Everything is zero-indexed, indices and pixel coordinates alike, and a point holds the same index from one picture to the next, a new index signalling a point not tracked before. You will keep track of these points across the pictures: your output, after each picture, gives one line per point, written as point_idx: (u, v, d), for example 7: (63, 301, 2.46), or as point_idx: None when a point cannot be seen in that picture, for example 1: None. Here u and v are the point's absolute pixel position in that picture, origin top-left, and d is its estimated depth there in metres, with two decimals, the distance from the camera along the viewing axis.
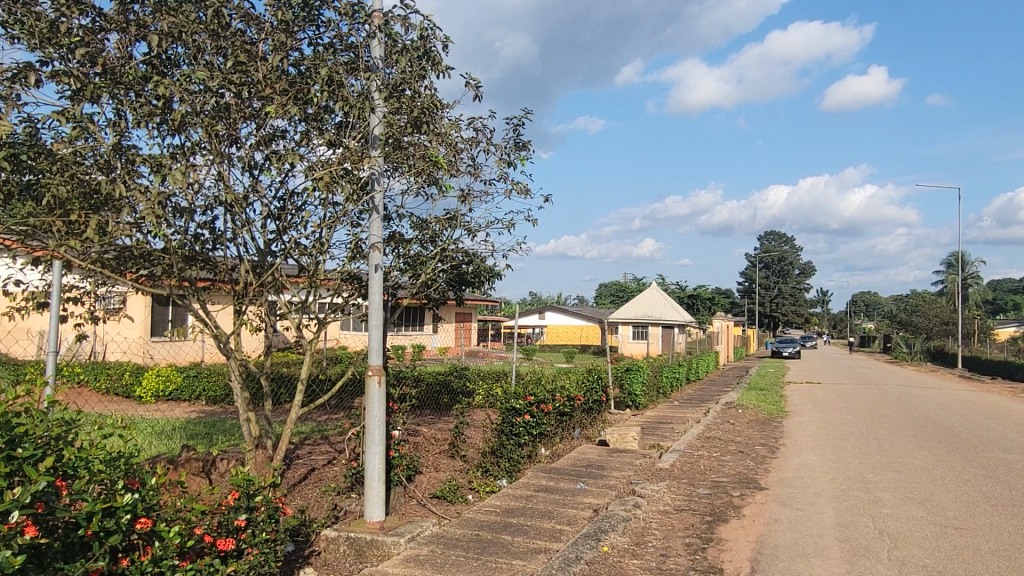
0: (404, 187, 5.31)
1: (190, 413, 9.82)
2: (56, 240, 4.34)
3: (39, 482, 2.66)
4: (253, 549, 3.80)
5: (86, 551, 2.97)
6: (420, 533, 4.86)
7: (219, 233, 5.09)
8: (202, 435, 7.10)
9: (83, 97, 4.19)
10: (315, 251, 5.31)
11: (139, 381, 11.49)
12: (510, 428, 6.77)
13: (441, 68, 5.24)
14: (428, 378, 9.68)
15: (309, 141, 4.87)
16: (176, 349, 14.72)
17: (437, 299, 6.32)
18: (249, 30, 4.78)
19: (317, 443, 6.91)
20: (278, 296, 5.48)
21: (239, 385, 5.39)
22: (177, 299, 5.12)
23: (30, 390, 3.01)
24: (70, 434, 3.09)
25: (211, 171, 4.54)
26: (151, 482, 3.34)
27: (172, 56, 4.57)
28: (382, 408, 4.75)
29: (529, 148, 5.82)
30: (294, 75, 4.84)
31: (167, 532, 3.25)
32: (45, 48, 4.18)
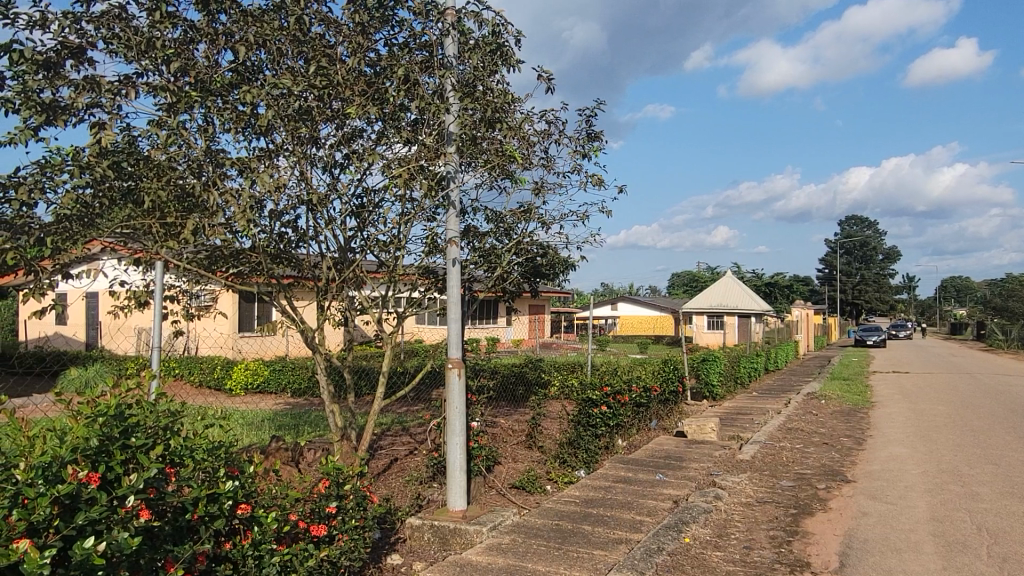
0: (479, 181, 5.38)
1: (278, 404, 10.25)
2: (154, 242, 4.61)
3: (151, 468, 2.84)
4: (344, 534, 3.92)
5: (192, 535, 3.15)
6: (501, 522, 4.95)
7: (303, 232, 5.28)
8: (289, 426, 7.40)
9: (177, 108, 4.42)
10: (394, 247, 5.44)
11: (229, 374, 12.12)
12: (587, 418, 6.79)
13: (513, 62, 5.27)
14: (504, 369, 9.79)
15: (387, 139, 4.98)
16: (261, 343, 15.32)
17: (513, 291, 6.36)
18: (328, 33, 4.93)
19: (397, 434, 7.09)
20: (359, 291, 5.65)
21: (324, 378, 5.58)
22: (265, 296, 5.35)
23: (141, 384, 3.21)
24: (176, 424, 3.27)
25: (294, 172, 4.72)
26: (249, 470, 3.52)
27: (256, 62, 4.74)
28: (462, 399, 4.84)
29: (602, 139, 5.80)
30: (371, 75, 4.95)
31: (265, 518, 3.44)
32: (142, 60, 4.43)
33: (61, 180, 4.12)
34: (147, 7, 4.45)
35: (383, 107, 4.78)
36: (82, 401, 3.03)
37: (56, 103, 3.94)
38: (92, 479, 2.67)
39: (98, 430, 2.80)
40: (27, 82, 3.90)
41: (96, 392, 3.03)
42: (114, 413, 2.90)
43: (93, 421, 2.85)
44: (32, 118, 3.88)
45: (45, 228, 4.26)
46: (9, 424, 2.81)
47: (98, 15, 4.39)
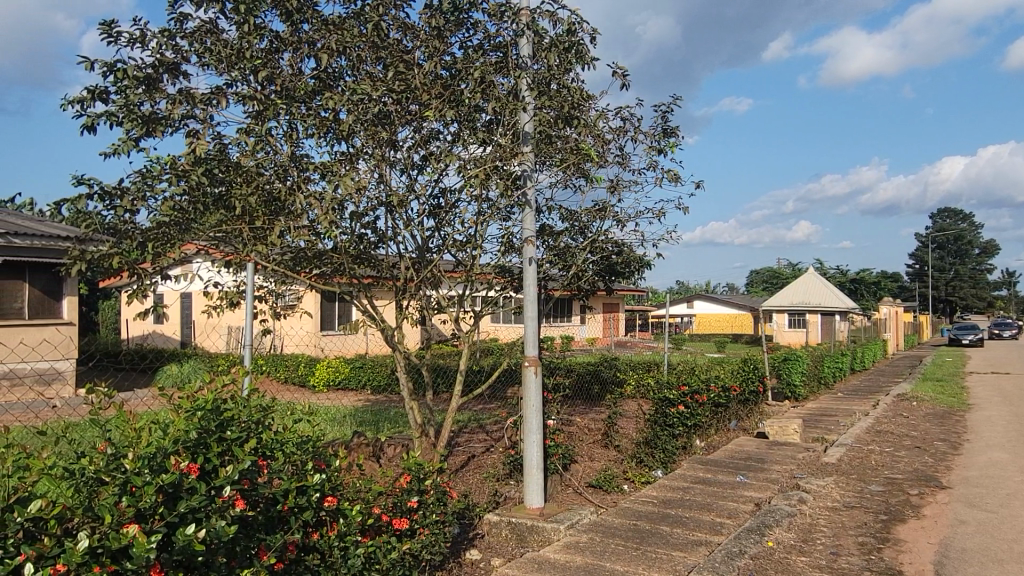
0: (554, 179, 5.38)
1: (359, 401, 10.54)
2: (244, 244, 4.81)
3: (245, 460, 2.98)
4: (425, 529, 3.99)
5: (283, 525, 3.28)
6: (578, 520, 4.95)
7: (382, 233, 5.41)
8: (370, 422, 7.60)
9: (265, 116, 4.60)
10: (470, 246, 5.50)
11: (312, 371, 12.56)
12: (663, 419, 6.68)
13: (587, 60, 5.25)
14: (579, 367, 9.77)
15: (463, 140, 5.04)
16: (343, 342, 15.80)
17: (588, 290, 6.36)
18: (406, 39, 5.03)
19: (473, 431, 7.19)
20: (437, 290, 5.74)
21: (404, 376, 5.71)
22: (347, 296, 5.51)
23: (236, 380, 3.37)
24: (267, 418, 3.41)
25: (374, 174, 4.85)
26: (335, 464, 3.64)
27: (336, 69, 4.89)
28: (539, 397, 4.87)
29: (679, 134, 5.71)
30: (447, 78, 5.03)
31: (350, 511, 3.56)
32: (232, 71, 4.64)
33: (160, 187, 4.36)
34: (236, 20, 4.65)
35: (460, 109, 4.84)
36: (182, 395, 3.19)
37: (155, 115, 4.18)
38: (192, 469, 2.82)
39: (197, 424, 2.96)
40: (128, 96, 4.14)
41: (195, 388, 3.19)
42: (211, 407, 3.05)
43: (193, 414, 3.00)
44: (134, 130, 4.13)
45: (145, 233, 4.51)
46: (118, 417, 2.99)
47: (191, 30, 4.62)
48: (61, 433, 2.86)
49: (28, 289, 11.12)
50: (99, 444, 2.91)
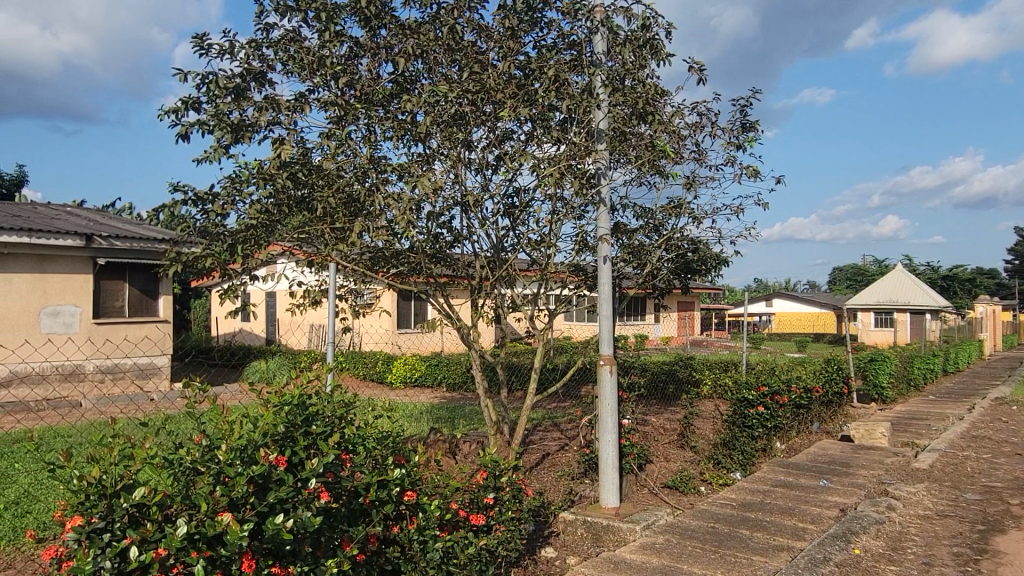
0: (629, 177, 5.34)
1: (434, 398, 10.72)
2: (326, 245, 4.96)
3: (330, 454, 3.09)
4: (501, 525, 4.01)
5: (365, 517, 3.38)
6: (655, 521, 4.90)
7: (458, 232, 5.49)
8: (446, 419, 7.72)
9: (345, 120, 4.73)
10: (545, 245, 5.51)
11: (389, 368, 12.84)
12: (742, 420, 6.56)
13: (663, 55, 5.19)
14: (654, 366, 9.67)
15: (538, 140, 5.05)
16: (418, 340, 16.12)
17: (664, 288, 6.31)
18: (480, 40, 5.09)
19: (547, 429, 7.21)
20: (511, 289, 5.78)
21: (479, 373, 5.77)
22: (424, 295, 5.61)
23: (320, 376, 3.49)
24: (350, 413, 3.52)
25: (450, 175, 4.92)
26: (414, 459, 3.73)
27: (413, 73, 4.98)
28: (614, 397, 4.84)
29: (758, 129, 5.56)
30: (521, 78, 5.05)
31: (428, 505, 3.63)
32: (314, 78, 4.80)
33: (248, 192, 4.56)
34: (318, 29, 4.81)
35: (535, 108, 4.86)
36: (270, 389, 3.32)
37: (243, 122, 4.36)
38: (280, 462, 2.93)
39: (285, 418, 3.07)
40: (219, 105, 4.34)
41: (282, 383, 3.31)
42: (298, 402, 3.16)
43: (281, 409, 3.12)
44: (224, 137, 4.32)
45: (234, 236, 4.72)
46: (212, 410, 3.13)
47: (276, 40, 4.80)
48: (161, 425, 3.02)
49: (128, 288, 11.80)
50: (194, 435, 3.06)
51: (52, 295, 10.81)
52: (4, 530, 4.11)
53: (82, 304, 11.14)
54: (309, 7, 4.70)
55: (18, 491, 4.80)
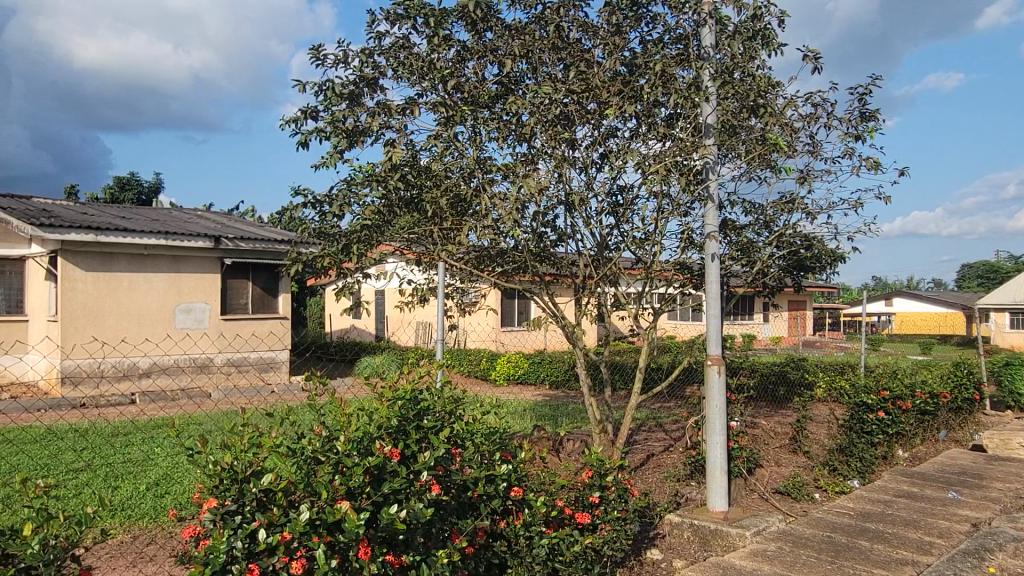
0: (739, 172, 5.18)
1: (538, 396, 10.80)
2: (434, 245, 5.08)
3: (440, 448, 3.18)
4: (606, 525, 3.99)
5: (473, 510, 3.46)
6: (766, 527, 4.74)
7: (562, 231, 5.50)
8: (549, 417, 7.75)
9: (453, 122, 4.84)
10: (650, 242, 5.44)
11: (493, 366, 13.03)
12: (860, 425, 6.22)
13: (775, 46, 5.01)
14: (763, 367, 9.35)
15: (643, 137, 4.99)
16: (522, 338, 16.29)
17: (774, 287, 6.09)
18: (586, 38, 5.07)
19: (652, 429, 7.11)
20: (616, 287, 5.73)
21: (583, 371, 5.76)
22: (529, 293, 5.66)
23: (431, 372, 3.58)
24: (459, 409, 3.61)
25: (554, 174, 4.93)
26: (520, 455, 3.78)
27: (518, 73, 5.01)
28: (723, 398, 4.71)
29: (879, 119, 5.27)
30: (626, 74, 4.99)
31: (534, 502, 3.67)
32: (423, 82, 4.94)
33: (363, 194, 4.75)
34: (427, 34, 4.93)
35: (640, 105, 4.77)
36: (384, 384, 3.44)
37: (357, 128, 4.55)
38: (393, 454, 3.03)
39: (398, 412, 3.18)
40: (335, 112, 4.55)
41: (394, 377, 3.42)
42: (410, 397, 3.27)
43: (394, 403, 3.22)
44: (339, 143, 4.52)
45: (348, 236, 4.93)
46: (331, 403, 3.28)
47: (388, 47, 4.97)
48: (285, 416, 3.19)
49: (251, 287, 12.52)
50: (315, 426, 3.22)
51: (185, 292, 11.64)
52: (147, 508, 4.47)
53: (211, 301, 11.93)
54: (419, 13, 4.83)
55: (158, 473, 5.20)
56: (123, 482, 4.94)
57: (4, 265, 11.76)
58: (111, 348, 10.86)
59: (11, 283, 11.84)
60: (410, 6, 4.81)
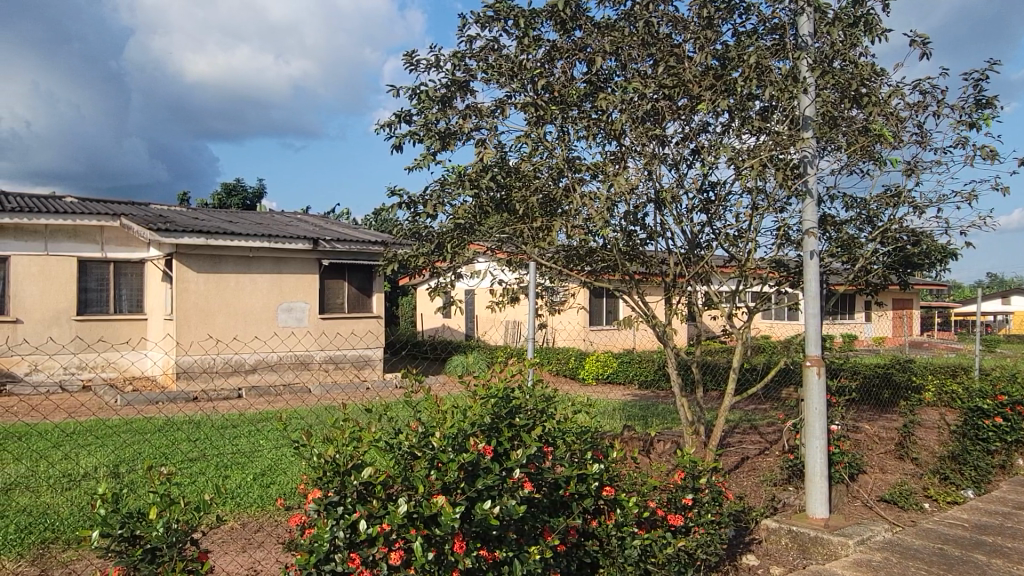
0: (839, 165, 4.97)
1: (628, 396, 10.70)
2: (524, 244, 5.11)
3: (532, 446, 3.21)
4: (700, 528, 3.92)
5: (565, 509, 3.48)
6: (870, 536, 4.53)
7: (651, 229, 5.43)
8: (639, 417, 7.67)
9: (542, 122, 4.85)
10: (744, 239, 5.29)
11: (582, 365, 12.99)
12: (974, 431, 5.89)
13: (878, 32, 4.77)
14: (865, 369, 8.94)
15: (736, 131, 4.86)
16: (610, 337, 16.20)
17: (877, 284, 5.81)
18: (677, 33, 4.99)
19: (746, 431, 6.91)
20: (708, 286, 5.61)
21: (674, 371, 5.67)
22: (618, 291, 5.62)
23: (523, 370, 3.62)
24: (550, 407, 3.62)
25: (644, 171, 4.87)
26: (612, 455, 3.76)
27: (607, 70, 4.97)
28: (823, 400, 4.54)
29: (996, 105, 4.94)
30: (718, 68, 4.88)
31: (626, 502, 3.65)
32: (513, 83, 4.98)
33: (456, 195, 4.86)
34: (517, 36, 4.97)
35: (733, 99, 4.64)
36: (478, 381, 3.49)
37: (449, 131, 4.64)
38: (487, 451, 3.08)
39: (490, 410, 3.23)
40: (427, 116, 4.66)
41: (487, 375, 3.47)
42: (502, 395, 3.31)
43: (487, 400, 3.27)
44: (432, 145, 4.63)
45: (441, 236, 5.04)
46: (427, 399, 3.36)
47: (478, 49, 5.04)
48: (383, 412, 3.28)
49: (347, 287, 12.96)
50: (411, 422, 3.31)
51: (287, 292, 12.19)
52: (255, 497, 4.71)
53: (310, 300, 12.43)
54: (509, 15, 4.88)
55: (264, 464, 5.48)
56: (233, 471, 5.22)
57: (126, 267, 12.66)
58: (221, 345, 11.51)
59: (132, 284, 12.74)
60: (500, 9, 4.86)
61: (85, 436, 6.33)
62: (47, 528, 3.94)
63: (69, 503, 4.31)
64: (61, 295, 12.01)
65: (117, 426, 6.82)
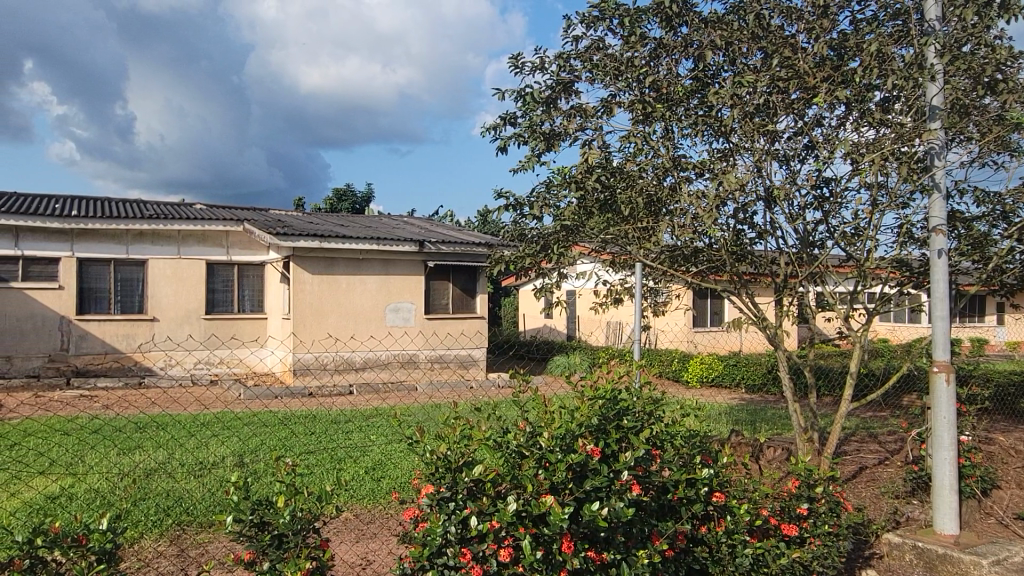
0: (969, 157, 4.64)
1: (735, 400, 10.41)
2: (629, 245, 5.06)
3: (640, 448, 3.18)
4: (816, 539, 3.77)
5: (674, 513, 3.42)
6: (1007, 557, 4.21)
7: (761, 228, 5.25)
8: (747, 422, 7.44)
9: (647, 121, 4.78)
10: (862, 238, 5.02)
11: (686, 367, 12.70)
12: None
13: (1016, 12, 4.42)
14: (999, 377, 8.31)
15: (855, 124, 4.61)
16: (715, 339, 15.79)
17: (1014, 285, 5.38)
18: (789, 24, 4.81)
19: (864, 440, 6.56)
20: (824, 287, 5.36)
21: (786, 375, 5.45)
22: (727, 292, 5.46)
23: (630, 371, 3.57)
24: (659, 409, 3.56)
25: (754, 168, 4.71)
26: (722, 460, 3.66)
27: (715, 65, 4.84)
28: (952, 409, 4.23)
29: None
30: (835, 58, 4.66)
31: (737, 509, 3.55)
32: (618, 82, 4.94)
33: (561, 196, 4.86)
34: (623, 34, 4.92)
35: (852, 90, 4.42)
36: (584, 381, 3.47)
37: (554, 132, 4.66)
38: (595, 452, 3.07)
39: (598, 411, 3.22)
40: (533, 118, 4.69)
41: (595, 375, 3.44)
42: (610, 396, 3.27)
43: (595, 401, 3.25)
44: (537, 146, 4.66)
45: (547, 237, 5.07)
46: (535, 399, 3.38)
47: (584, 49, 5.02)
48: (492, 410, 3.32)
49: (451, 287, 13.23)
50: (519, 421, 3.32)
51: (394, 293, 12.59)
52: (369, 489, 4.91)
53: (416, 301, 12.79)
54: (614, 14, 4.85)
55: (376, 458, 5.69)
56: (347, 464, 5.46)
57: (247, 269, 13.45)
58: (339, 344, 12.06)
59: (252, 285, 13.51)
60: (606, 8, 4.84)
61: (214, 426, 6.77)
62: (183, 511, 4.24)
63: (202, 489, 4.63)
64: (191, 296, 12.90)
65: (241, 418, 7.26)
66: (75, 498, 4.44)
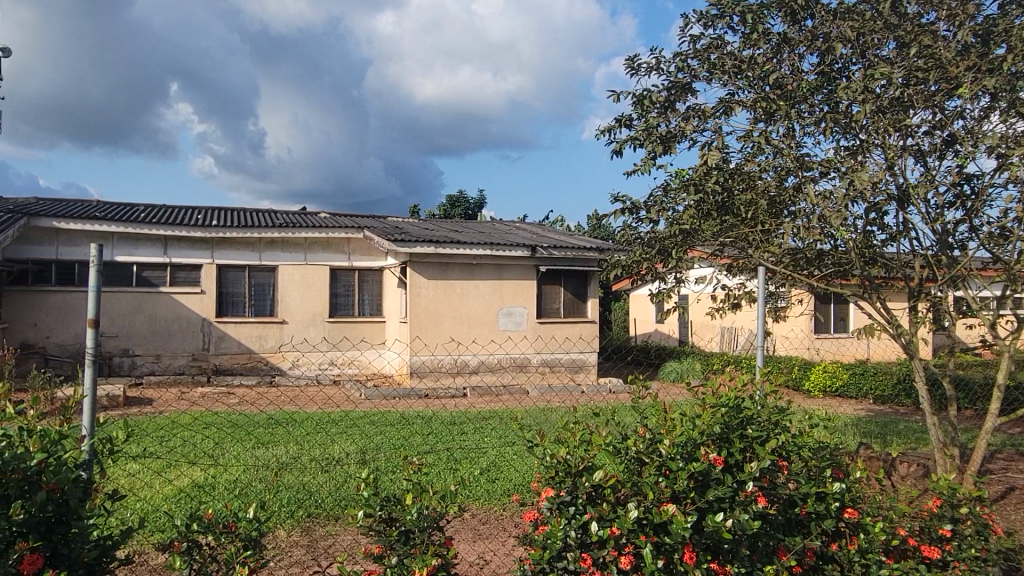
0: None
1: (862, 411, 9.83)
2: (749, 248, 4.89)
3: (765, 459, 3.07)
4: (960, 564, 3.49)
5: (802, 528, 3.27)
6: None
7: (894, 230, 4.94)
8: (876, 434, 7.01)
9: (769, 118, 4.61)
10: (1011, 238, 4.62)
11: (807, 375, 12.09)
12: None
13: None
14: None
15: (1003, 115, 4.24)
16: (840, 346, 14.99)
17: None
18: (928, 10, 4.51)
19: (1012, 458, 6.03)
20: (966, 291, 4.97)
21: (923, 387, 5.10)
22: (855, 297, 5.17)
23: (754, 379, 3.45)
24: (786, 420, 3.42)
25: (886, 166, 4.44)
26: (854, 475, 3.47)
27: (842, 58, 4.61)
28: None
29: None
30: (979, 45, 4.33)
31: (872, 527, 3.34)
32: (737, 80, 4.80)
33: (678, 199, 4.76)
34: (744, 31, 4.78)
35: (1001, 79, 4.08)
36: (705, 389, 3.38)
37: (671, 133, 4.58)
38: (718, 461, 3.00)
39: (720, 419, 3.13)
40: (648, 120, 4.65)
41: (716, 383, 3.34)
42: (732, 405, 3.20)
43: (717, 409, 3.18)
44: (654, 149, 4.60)
45: (663, 240, 4.99)
46: (654, 406, 3.31)
47: (702, 48, 4.91)
48: (612, 416, 3.29)
49: (563, 291, 13.27)
50: (639, 427, 3.27)
51: (506, 298, 12.74)
52: (485, 490, 5.00)
53: (528, 305, 12.89)
54: (735, 11, 4.72)
55: (490, 460, 5.78)
56: (464, 465, 5.58)
57: (364, 275, 14.01)
58: (458, 347, 12.36)
59: (370, 289, 14.06)
60: (726, 6, 4.72)
61: (338, 424, 7.09)
62: (314, 504, 4.48)
63: (330, 484, 4.87)
64: (314, 300, 13.57)
65: (362, 417, 7.56)
66: (219, 487, 4.78)
